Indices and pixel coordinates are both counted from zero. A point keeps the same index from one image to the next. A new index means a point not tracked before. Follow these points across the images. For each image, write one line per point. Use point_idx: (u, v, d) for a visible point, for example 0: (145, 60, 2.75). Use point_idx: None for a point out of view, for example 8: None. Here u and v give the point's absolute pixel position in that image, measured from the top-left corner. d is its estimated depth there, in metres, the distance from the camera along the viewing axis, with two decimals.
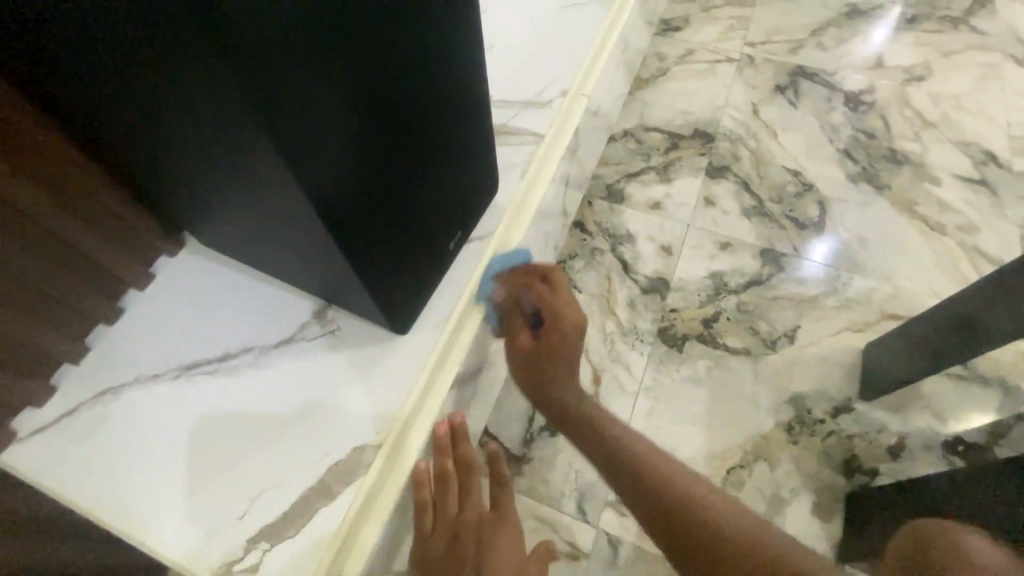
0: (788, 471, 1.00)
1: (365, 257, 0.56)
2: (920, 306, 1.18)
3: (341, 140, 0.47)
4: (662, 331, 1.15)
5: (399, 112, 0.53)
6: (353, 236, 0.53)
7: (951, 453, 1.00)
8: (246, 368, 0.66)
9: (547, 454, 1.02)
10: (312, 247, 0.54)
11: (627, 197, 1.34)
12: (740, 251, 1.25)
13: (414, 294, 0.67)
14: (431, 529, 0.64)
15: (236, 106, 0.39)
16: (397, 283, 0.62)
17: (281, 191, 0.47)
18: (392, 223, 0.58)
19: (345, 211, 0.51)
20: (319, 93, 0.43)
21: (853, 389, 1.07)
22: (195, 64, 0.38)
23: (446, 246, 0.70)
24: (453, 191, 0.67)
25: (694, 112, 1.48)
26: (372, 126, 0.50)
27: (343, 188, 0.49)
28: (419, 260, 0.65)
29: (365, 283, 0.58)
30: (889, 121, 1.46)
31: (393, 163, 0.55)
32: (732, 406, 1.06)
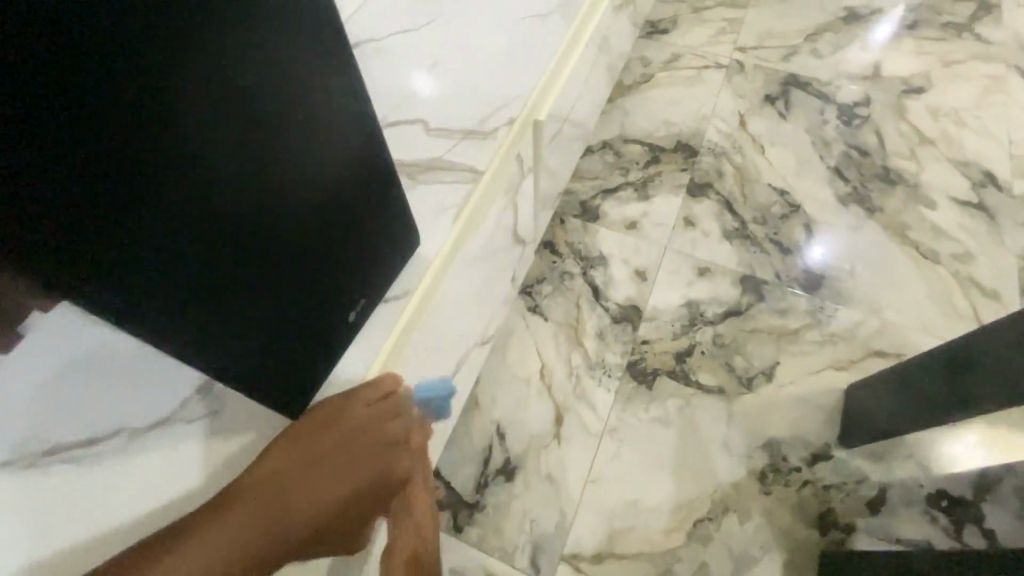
0: (758, 525, 0.93)
1: (284, 314, 0.46)
2: (908, 342, 1.10)
3: (309, 173, 0.43)
4: (631, 365, 1.07)
5: (368, 165, 0.49)
6: (314, 282, 0.48)
7: (935, 509, 0.93)
8: (161, 433, 0.47)
9: (500, 501, 0.95)
10: (217, 340, 0.42)
11: (601, 216, 1.25)
12: (718, 278, 1.17)
13: (304, 375, 0.51)
14: (337, 429, 0.52)
15: (195, 145, 0.34)
16: (325, 364, 0.53)
17: (214, 253, 0.38)
18: (352, 268, 0.52)
19: (286, 261, 0.44)
20: (281, 124, 0.39)
21: (832, 434, 1.00)
22: (135, 108, 0.31)
23: (353, 313, 0.54)
24: (381, 247, 0.55)
25: (678, 123, 1.39)
26: (336, 172, 0.46)
27: (292, 235, 0.44)
28: (351, 336, 0.55)
29: (283, 369, 0.48)
30: (884, 137, 1.37)
31: (360, 199, 0.50)
32: (701, 451, 0.99)
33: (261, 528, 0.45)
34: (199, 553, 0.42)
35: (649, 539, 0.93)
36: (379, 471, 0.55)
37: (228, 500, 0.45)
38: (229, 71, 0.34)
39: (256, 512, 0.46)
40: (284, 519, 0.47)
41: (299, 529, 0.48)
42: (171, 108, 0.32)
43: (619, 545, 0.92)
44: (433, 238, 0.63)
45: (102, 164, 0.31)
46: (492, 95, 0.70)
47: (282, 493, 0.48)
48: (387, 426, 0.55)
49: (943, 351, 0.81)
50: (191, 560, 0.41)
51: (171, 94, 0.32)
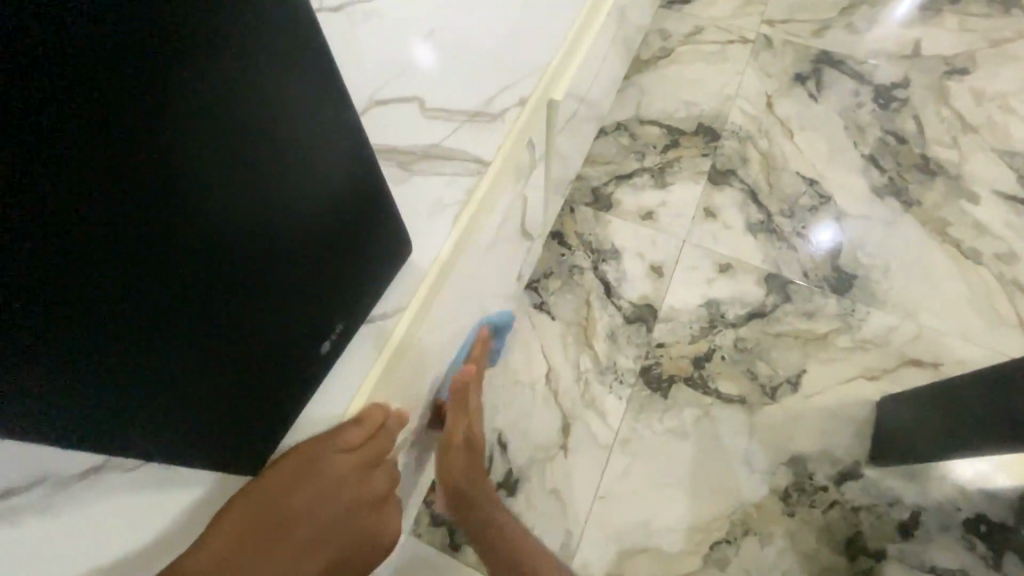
0: (781, 548, 0.86)
1: (262, 342, 0.38)
2: (946, 350, 1.01)
3: (311, 168, 0.37)
4: (645, 370, 0.99)
5: (369, 171, 0.43)
6: (305, 302, 0.41)
7: (972, 535, 0.85)
8: (86, 489, 0.37)
9: None
10: (214, 360, 0.35)
11: (614, 204, 1.15)
12: (741, 275, 1.07)
13: (274, 420, 0.42)
14: (318, 483, 0.44)
15: (203, 135, 0.29)
16: (302, 399, 0.44)
17: (201, 270, 0.32)
18: (357, 272, 0.45)
19: (272, 277, 0.37)
20: (275, 118, 0.33)
21: (863, 450, 0.92)
22: (136, 91, 0.26)
23: (326, 344, 0.44)
24: (376, 264, 0.47)
25: (699, 103, 1.28)
26: (331, 178, 0.39)
27: (282, 245, 0.37)
28: (325, 365, 0.45)
29: (256, 409, 0.40)
30: (923, 123, 1.26)
31: (369, 192, 0.44)
32: (720, 467, 0.91)
33: None
34: None
35: (662, 561, 0.86)
36: (360, 526, 0.49)
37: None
38: (233, 52, 0.29)
39: None
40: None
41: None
42: (173, 91, 0.27)
43: (629, 568, 0.85)
44: (428, 244, 0.53)
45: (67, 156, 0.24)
46: (500, 68, 0.60)
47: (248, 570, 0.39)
48: (359, 479, 0.48)
49: (989, 375, 0.73)
50: None
51: (175, 76, 0.27)
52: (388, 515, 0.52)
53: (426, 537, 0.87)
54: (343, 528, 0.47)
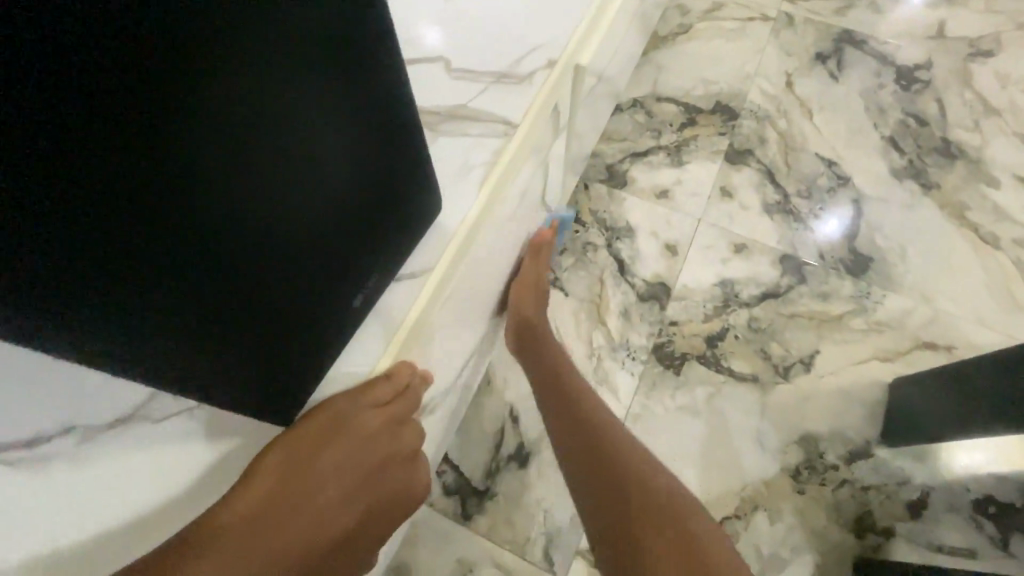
0: (790, 525, 0.87)
1: (272, 334, 0.38)
2: (959, 333, 1.01)
3: (324, 163, 0.36)
4: (658, 348, 0.99)
5: (384, 157, 0.41)
6: (316, 293, 0.40)
7: (980, 516, 0.86)
8: (115, 440, 0.37)
9: (513, 488, 0.88)
10: (232, 343, 0.35)
11: (629, 182, 1.14)
12: (756, 256, 1.07)
13: (290, 397, 0.42)
14: (344, 447, 0.44)
15: (209, 131, 0.28)
16: (316, 376, 0.43)
17: (215, 269, 0.32)
18: (371, 263, 0.44)
19: (284, 273, 0.37)
20: (288, 117, 0.32)
21: (875, 431, 0.92)
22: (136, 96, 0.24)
23: (360, 297, 0.44)
24: (388, 252, 0.46)
25: (718, 81, 1.26)
26: (345, 169, 0.38)
27: (295, 240, 0.36)
28: (339, 343, 0.44)
29: (271, 389, 0.40)
30: (945, 105, 1.24)
31: (390, 160, 0.42)
32: (730, 445, 0.92)
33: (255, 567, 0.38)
34: None
35: None
36: (389, 484, 0.49)
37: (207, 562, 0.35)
38: (245, 54, 0.28)
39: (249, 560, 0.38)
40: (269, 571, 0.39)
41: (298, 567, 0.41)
42: (175, 89, 0.26)
43: None
44: (454, 206, 0.52)
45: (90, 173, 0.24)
46: (527, 29, 0.58)
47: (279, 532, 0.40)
48: (383, 442, 0.48)
49: (1002, 356, 0.73)
50: None
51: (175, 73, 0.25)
52: (418, 471, 0.52)
53: (438, 507, 0.87)
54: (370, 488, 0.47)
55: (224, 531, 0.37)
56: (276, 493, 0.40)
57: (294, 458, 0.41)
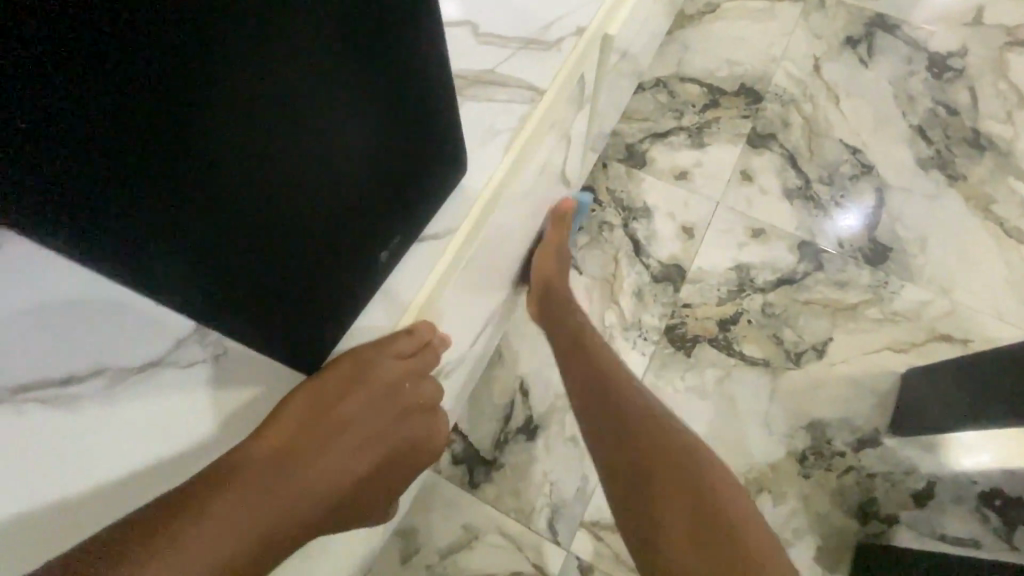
0: (793, 508, 0.87)
1: (292, 287, 0.39)
2: (977, 328, 1.00)
3: (342, 118, 0.37)
4: (669, 329, 0.99)
5: (405, 118, 0.42)
6: (336, 249, 0.41)
7: (986, 508, 0.86)
8: (148, 381, 0.39)
9: (520, 461, 0.89)
10: (257, 309, 0.37)
11: (649, 162, 1.13)
12: (774, 241, 1.06)
13: (310, 345, 0.43)
14: (360, 396, 0.45)
15: (224, 82, 0.29)
16: (337, 329, 0.45)
17: (236, 216, 0.33)
18: (390, 223, 0.45)
19: (304, 228, 0.38)
20: (306, 71, 0.33)
21: (884, 420, 0.92)
22: (126, 110, 0.26)
23: (385, 253, 0.45)
24: (409, 214, 0.46)
25: (743, 63, 1.23)
26: (365, 126, 0.39)
27: (314, 194, 0.37)
28: (360, 299, 0.45)
29: (293, 338, 0.41)
30: (978, 95, 1.20)
31: (412, 121, 0.43)
32: (738, 427, 0.92)
33: (277, 504, 0.39)
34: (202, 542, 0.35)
35: None
36: (406, 437, 0.49)
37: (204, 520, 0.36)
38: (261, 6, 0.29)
39: (268, 500, 0.39)
40: (279, 525, 0.39)
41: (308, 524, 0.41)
42: (193, 36, 0.27)
43: None
44: (479, 170, 0.52)
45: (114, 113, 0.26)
46: None
47: (298, 476, 0.41)
48: (396, 396, 0.48)
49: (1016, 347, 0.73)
50: (210, 543, 0.36)
51: (168, 84, 0.27)
52: (436, 428, 0.52)
53: (446, 474, 0.88)
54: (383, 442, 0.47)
55: (234, 475, 0.38)
56: (294, 435, 0.42)
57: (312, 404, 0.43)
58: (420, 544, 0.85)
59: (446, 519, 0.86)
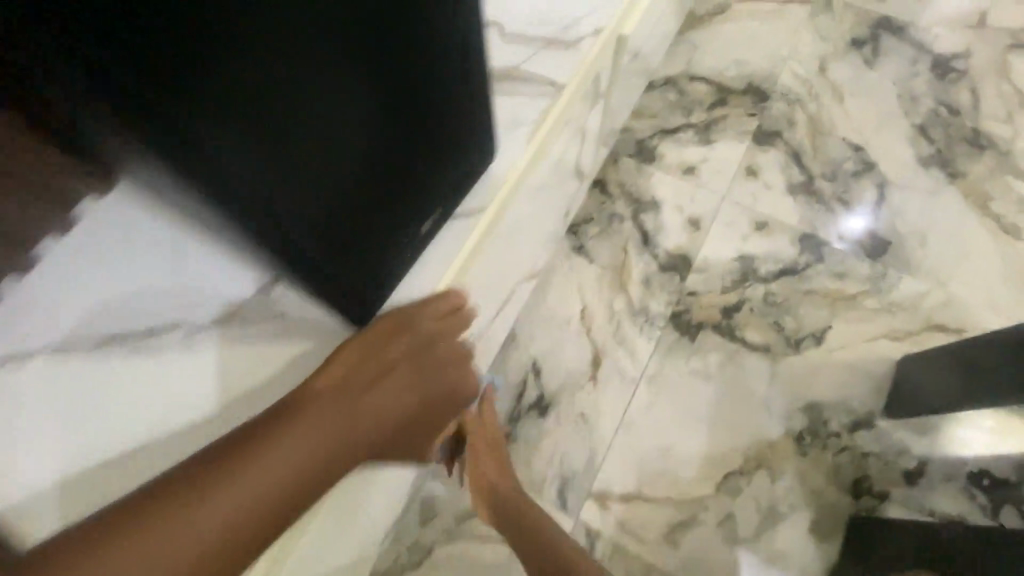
0: (790, 483, 0.92)
1: (358, 254, 0.47)
2: (972, 318, 1.04)
3: (389, 112, 0.44)
4: (675, 315, 1.04)
5: (439, 110, 0.49)
6: (387, 219, 0.49)
7: (974, 487, 0.91)
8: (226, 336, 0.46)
9: (532, 434, 0.95)
10: (333, 271, 0.45)
11: (658, 157, 1.18)
12: (777, 233, 1.11)
13: (369, 299, 0.51)
14: (405, 347, 0.53)
15: (306, 95, 0.36)
16: (388, 287, 0.53)
17: (317, 199, 0.41)
18: (429, 195, 0.52)
19: (363, 203, 0.45)
20: (361, 81, 0.40)
21: (879, 403, 0.97)
22: (246, 139, 0.34)
23: (426, 223, 0.53)
24: (442, 188, 0.54)
25: (751, 63, 1.28)
26: (405, 118, 0.46)
27: (367, 176, 0.45)
28: (407, 263, 0.53)
29: (355, 295, 0.49)
30: (979, 96, 1.24)
31: (447, 112, 0.50)
32: (739, 407, 0.97)
33: (335, 433, 0.47)
34: (276, 461, 0.43)
35: (679, 486, 0.93)
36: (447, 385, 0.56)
37: (244, 463, 0.41)
38: (332, 35, 0.36)
39: (328, 429, 0.46)
40: (336, 450, 0.47)
41: (336, 470, 0.47)
42: (288, 65, 0.34)
43: (647, 488, 0.93)
44: (507, 156, 0.59)
45: (242, 134, 0.33)
46: None
47: (353, 412, 0.48)
48: (433, 350, 0.55)
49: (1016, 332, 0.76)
50: (283, 461, 0.43)
51: (257, 102, 0.33)
52: (471, 377, 0.59)
53: None
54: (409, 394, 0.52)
55: (302, 409, 0.45)
56: (351, 378, 0.49)
57: (365, 354, 0.50)
58: (439, 511, 0.91)
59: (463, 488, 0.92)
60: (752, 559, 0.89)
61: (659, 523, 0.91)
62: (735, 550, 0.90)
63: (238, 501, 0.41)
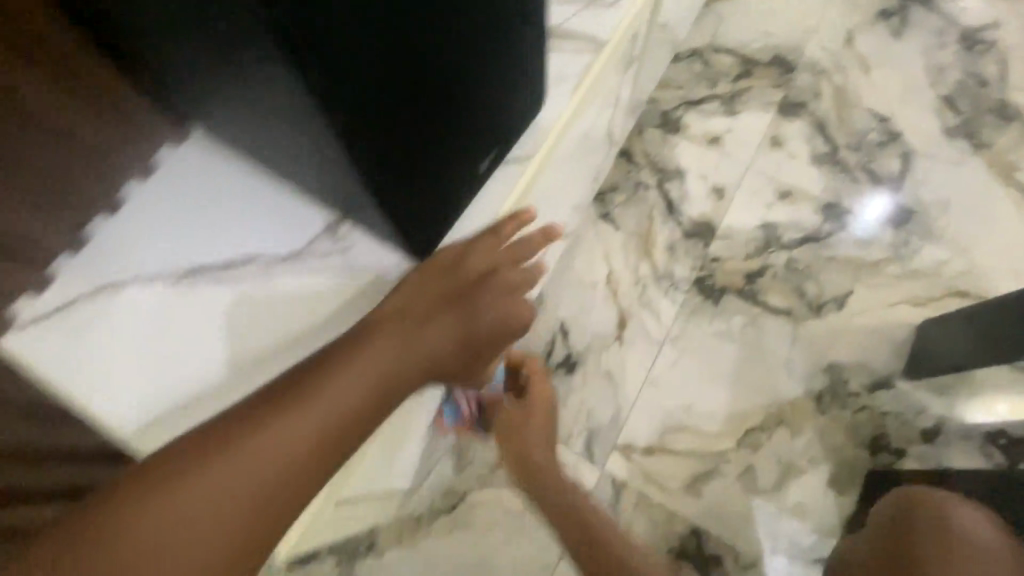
0: (809, 439, 0.96)
1: (438, 190, 0.57)
2: (994, 286, 1.06)
3: (471, 69, 0.52)
4: (699, 280, 1.07)
5: (507, 66, 0.57)
6: (458, 160, 0.57)
7: (990, 446, 0.94)
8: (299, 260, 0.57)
9: (561, 390, 1.00)
10: (418, 202, 0.55)
11: (683, 128, 1.20)
12: (800, 202, 1.13)
13: (436, 229, 0.60)
14: (452, 282, 0.57)
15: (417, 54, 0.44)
16: (450, 220, 0.62)
17: (415, 142, 0.50)
18: (490, 140, 0.61)
19: (445, 147, 0.54)
20: (456, 42, 0.48)
21: (898, 365, 1.00)
22: (377, 92, 0.43)
23: (484, 163, 0.62)
24: (501, 135, 0.62)
25: (777, 34, 1.28)
26: (482, 73, 0.54)
27: (450, 124, 0.53)
28: (466, 198, 0.62)
29: (429, 224, 0.59)
30: (1008, 67, 1.24)
31: (511, 68, 0.57)
32: (761, 367, 1.01)
33: (389, 357, 0.50)
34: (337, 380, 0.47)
35: (701, 441, 0.97)
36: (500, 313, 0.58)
37: (311, 383, 0.47)
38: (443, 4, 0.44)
39: (383, 353, 0.50)
40: (390, 371, 0.50)
41: (394, 394, 0.50)
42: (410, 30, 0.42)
43: (671, 442, 0.97)
44: None
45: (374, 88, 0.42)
46: None
47: (404, 339, 0.52)
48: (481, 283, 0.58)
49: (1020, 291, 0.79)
50: (344, 379, 0.48)
51: (387, 60, 0.42)
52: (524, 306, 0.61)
53: None
54: (451, 330, 0.55)
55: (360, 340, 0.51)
56: (402, 314, 0.54)
57: (414, 294, 0.56)
58: (471, 459, 0.96)
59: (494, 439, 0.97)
60: (771, 509, 0.93)
61: (682, 475, 0.96)
62: (756, 502, 0.94)
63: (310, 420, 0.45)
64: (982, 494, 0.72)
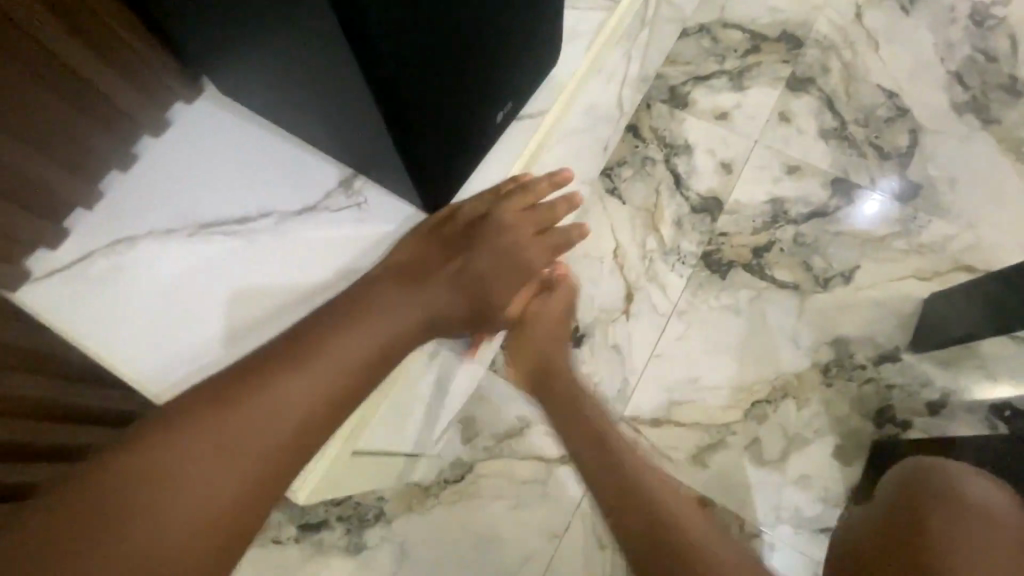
0: (815, 411, 0.97)
1: (460, 143, 0.56)
2: (1001, 260, 1.06)
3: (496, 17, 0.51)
4: (706, 254, 1.07)
5: (528, 16, 0.56)
6: (480, 113, 0.57)
7: (995, 418, 0.94)
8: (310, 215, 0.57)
9: None
10: (441, 156, 0.54)
11: (690, 103, 1.19)
12: (808, 177, 1.12)
13: (453, 185, 0.60)
14: (453, 237, 0.57)
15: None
16: (466, 175, 0.61)
17: (445, 93, 0.49)
18: (506, 93, 0.60)
19: (468, 100, 0.54)
20: None
21: (905, 339, 1.00)
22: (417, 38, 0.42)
23: (500, 115, 0.61)
24: (517, 88, 0.62)
25: (785, 9, 1.27)
26: (505, 21, 0.53)
27: (475, 75, 0.53)
28: (481, 153, 0.62)
29: (448, 178, 0.58)
30: (1018, 42, 1.23)
31: (531, 19, 0.57)
32: (767, 340, 1.01)
33: (388, 318, 0.50)
34: (340, 342, 0.47)
35: (707, 412, 0.98)
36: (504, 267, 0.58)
37: (312, 345, 0.46)
38: None
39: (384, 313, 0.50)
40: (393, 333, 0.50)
41: (396, 351, 0.50)
42: None
43: (678, 413, 0.98)
44: None
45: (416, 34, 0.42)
46: None
47: (407, 299, 0.52)
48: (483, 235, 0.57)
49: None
50: (347, 340, 0.47)
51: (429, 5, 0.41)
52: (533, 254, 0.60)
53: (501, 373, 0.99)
54: (454, 289, 0.55)
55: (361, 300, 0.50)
56: (403, 272, 0.53)
57: (417, 253, 0.55)
58: (478, 430, 0.97)
59: (501, 410, 0.97)
60: (776, 479, 0.94)
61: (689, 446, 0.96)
62: (761, 472, 0.94)
63: (312, 385, 0.45)
64: (990, 460, 0.73)
